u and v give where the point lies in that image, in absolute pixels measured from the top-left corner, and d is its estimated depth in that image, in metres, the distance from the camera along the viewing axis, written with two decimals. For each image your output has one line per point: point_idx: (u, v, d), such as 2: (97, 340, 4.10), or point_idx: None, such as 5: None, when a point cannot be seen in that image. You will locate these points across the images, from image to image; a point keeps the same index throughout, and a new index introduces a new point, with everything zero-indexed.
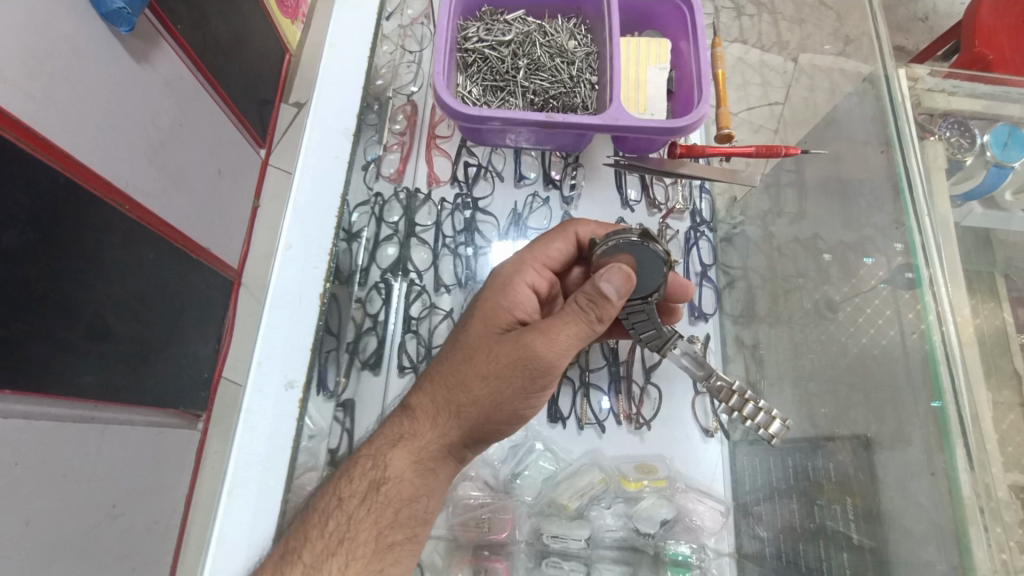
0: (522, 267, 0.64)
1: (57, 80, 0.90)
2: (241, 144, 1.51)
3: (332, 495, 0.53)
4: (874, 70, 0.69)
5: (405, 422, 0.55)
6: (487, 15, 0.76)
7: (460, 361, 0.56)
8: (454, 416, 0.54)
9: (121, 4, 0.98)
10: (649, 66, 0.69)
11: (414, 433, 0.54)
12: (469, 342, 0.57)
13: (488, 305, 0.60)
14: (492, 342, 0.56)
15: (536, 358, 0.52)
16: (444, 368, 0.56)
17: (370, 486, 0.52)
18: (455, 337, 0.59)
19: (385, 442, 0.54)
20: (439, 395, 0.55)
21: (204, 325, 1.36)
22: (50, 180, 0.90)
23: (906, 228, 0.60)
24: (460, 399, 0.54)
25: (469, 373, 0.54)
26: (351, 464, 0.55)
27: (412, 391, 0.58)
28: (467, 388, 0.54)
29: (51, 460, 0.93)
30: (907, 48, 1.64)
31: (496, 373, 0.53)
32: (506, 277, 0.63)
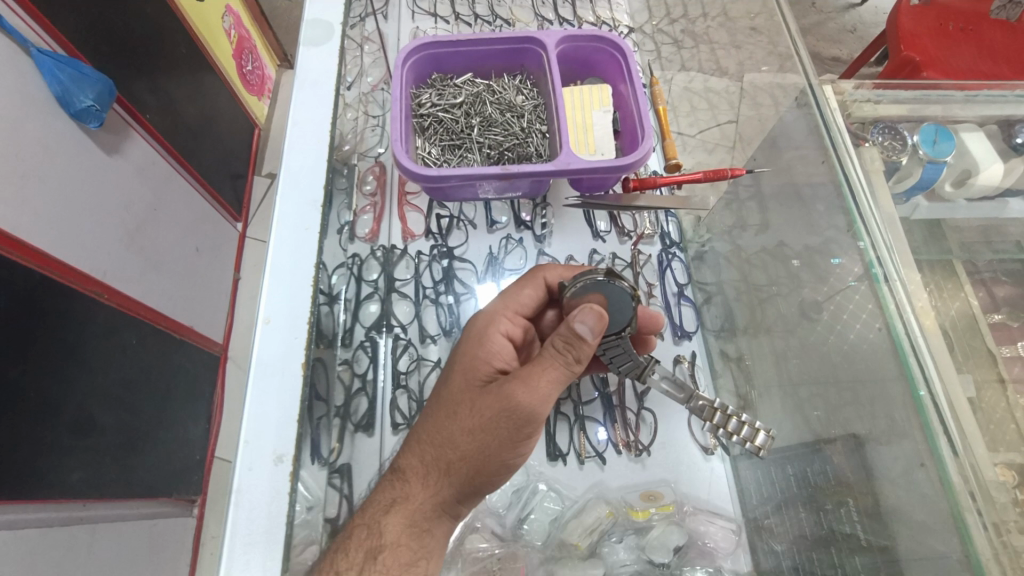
0: (496, 316, 0.65)
1: (31, 181, 0.92)
2: (217, 219, 1.53)
3: (328, 570, 0.53)
4: (802, 87, 0.76)
5: (396, 485, 0.55)
6: (437, 82, 0.80)
7: (445, 418, 0.56)
8: (444, 474, 0.54)
9: (89, 102, 1.02)
10: (593, 110, 0.73)
11: (407, 496, 0.54)
12: (451, 397, 0.58)
13: (466, 358, 0.61)
14: (473, 395, 0.56)
15: (519, 407, 0.53)
16: (429, 427, 0.56)
17: (367, 555, 0.52)
18: (436, 393, 0.60)
19: (378, 509, 0.55)
20: (427, 454, 0.55)
21: (193, 404, 1.33)
22: (27, 279, 0.90)
23: (856, 231, 0.64)
24: (449, 457, 0.54)
25: (454, 430, 0.55)
26: (346, 535, 0.55)
27: (400, 453, 0.58)
28: (454, 444, 0.54)
29: (41, 568, 0.89)
30: (842, 58, 1.75)
31: (482, 427, 0.54)
32: (481, 327, 0.64)
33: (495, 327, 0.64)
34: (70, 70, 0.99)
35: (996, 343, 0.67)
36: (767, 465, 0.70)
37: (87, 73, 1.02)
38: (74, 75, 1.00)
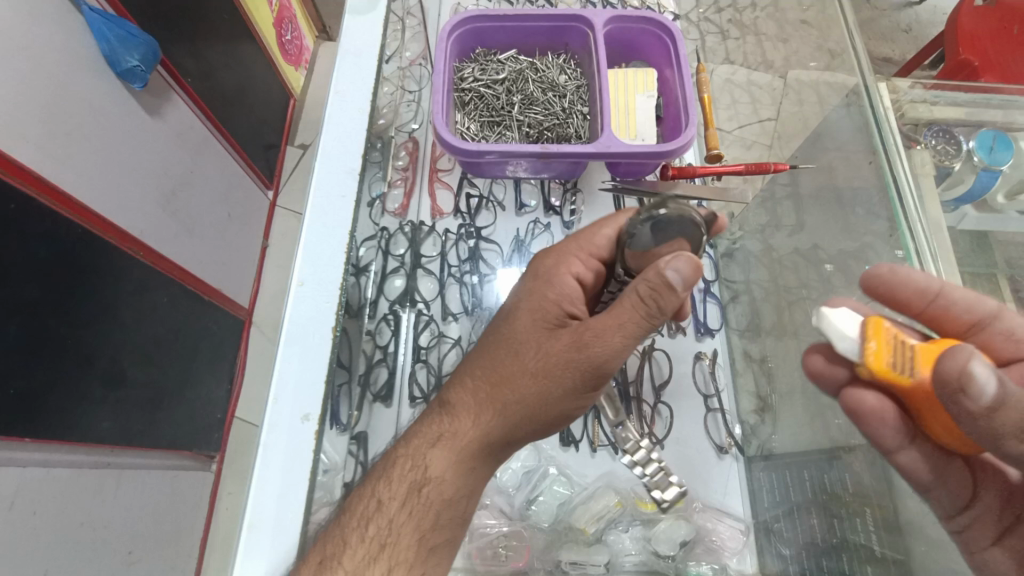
0: (567, 247, 0.58)
1: (75, 137, 0.95)
2: (249, 186, 1.56)
3: (370, 497, 0.51)
4: (857, 84, 0.72)
5: (444, 418, 0.53)
6: (481, 56, 0.79)
7: (510, 355, 0.53)
8: (501, 412, 0.51)
9: (135, 62, 1.04)
10: (636, 94, 0.71)
11: (457, 431, 0.52)
12: (514, 337, 0.53)
13: (532, 292, 0.56)
14: (542, 335, 0.52)
15: (591, 352, 0.49)
16: (488, 364, 0.53)
17: (410, 487, 0.50)
18: (499, 328, 0.55)
19: (422, 442, 0.52)
20: (481, 391, 0.53)
21: (217, 364, 1.38)
22: (68, 232, 0.94)
23: (899, 236, 0.62)
24: (507, 395, 0.51)
25: (518, 369, 0.51)
26: (387, 465, 0.53)
27: (450, 387, 0.55)
28: (513, 385, 0.51)
29: (70, 507, 0.94)
30: (894, 58, 1.68)
31: (547, 372, 0.50)
32: (550, 261, 0.58)
33: (564, 257, 0.57)
34: (118, 31, 1.01)
35: None
36: (781, 469, 0.70)
37: (134, 34, 1.04)
38: (121, 35, 1.02)
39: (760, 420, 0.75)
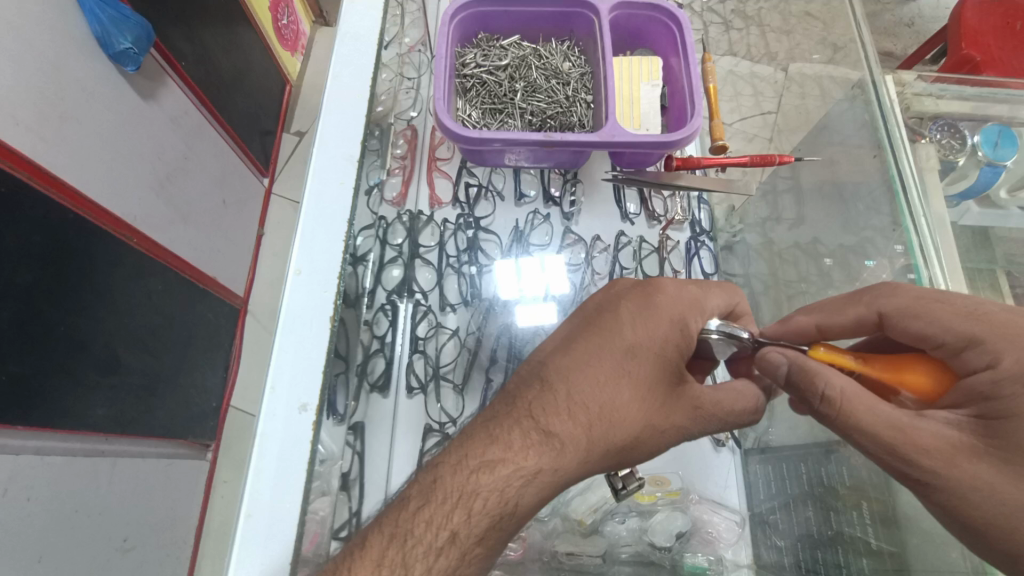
0: (694, 288, 0.53)
1: (67, 120, 0.93)
2: (244, 172, 1.54)
3: (440, 528, 0.42)
4: (862, 76, 0.71)
5: (546, 448, 0.45)
6: (484, 41, 0.78)
7: (630, 397, 0.48)
8: (606, 456, 0.48)
9: (128, 44, 1.01)
10: (641, 83, 0.70)
11: (558, 466, 0.45)
12: (640, 379, 0.49)
13: (660, 328, 0.50)
14: (663, 386, 0.50)
15: (700, 421, 0.52)
16: (608, 402, 0.48)
17: (494, 521, 0.43)
18: (623, 362, 0.49)
19: (518, 472, 0.43)
20: (594, 426, 0.47)
21: (212, 353, 1.37)
22: (61, 217, 0.92)
23: (903, 229, 0.61)
24: (618, 441, 0.48)
25: (634, 415, 0.48)
26: (468, 496, 0.42)
27: (547, 407, 0.46)
28: (627, 431, 0.48)
29: (65, 494, 0.94)
30: (895, 52, 1.67)
31: (660, 427, 0.50)
32: (677, 297, 0.52)
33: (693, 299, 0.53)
34: (111, 11, 0.99)
35: None
36: (778, 461, 0.70)
37: (128, 15, 1.01)
38: (114, 16, 0.99)
39: None
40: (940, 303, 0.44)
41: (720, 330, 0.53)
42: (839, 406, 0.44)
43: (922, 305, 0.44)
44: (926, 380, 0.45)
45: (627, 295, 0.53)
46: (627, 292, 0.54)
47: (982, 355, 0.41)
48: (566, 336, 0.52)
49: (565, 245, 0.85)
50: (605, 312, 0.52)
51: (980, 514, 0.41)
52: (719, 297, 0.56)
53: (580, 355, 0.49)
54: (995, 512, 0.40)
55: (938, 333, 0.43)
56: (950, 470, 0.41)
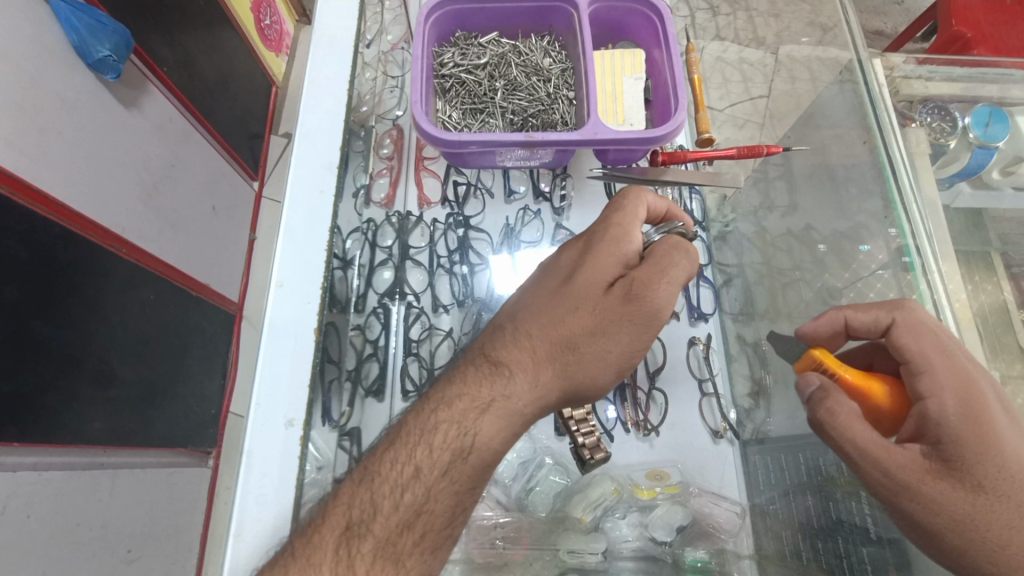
0: (615, 209, 0.56)
1: (47, 132, 0.92)
2: (233, 177, 1.52)
3: (404, 463, 0.46)
4: (850, 60, 0.70)
5: (496, 379, 0.48)
6: (461, 40, 0.77)
7: (570, 313, 0.50)
8: (564, 374, 0.49)
9: (107, 52, 1.00)
10: (624, 77, 0.70)
11: (512, 395, 0.48)
12: (580, 295, 0.51)
13: (587, 253, 0.53)
14: (599, 293, 0.51)
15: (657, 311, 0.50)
16: (550, 326, 0.50)
17: (455, 455, 0.46)
18: (559, 289, 0.52)
19: (471, 406, 0.47)
20: (541, 352, 0.49)
21: (209, 361, 1.36)
22: (47, 232, 0.91)
23: (894, 216, 0.61)
24: (568, 358, 0.49)
25: (574, 327, 0.50)
26: (427, 428, 0.47)
27: (498, 346, 0.51)
28: (577, 349, 0.49)
29: (67, 510, 0.94)
30: (886, 31, 1.66)
31: (610, 332, 0.50)
32: (605, 221, 0.55)
33: (626, 210, 0.55)
34: (87, 19, 0.96)
35: None
36: (777, 452, 0.69)
37: (105, 23, 0.99)
38: (90, 24, 0.97)
39: (754, 405, 0.75)
40: (922, 329, 0.49)
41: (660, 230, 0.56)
42: (837, 418, 0.49)
43: (916, 328, 0.50)
44: (887, 397, 0.51)
45: (566, 242, 0.58)
46: (565, 240, 0.59)
47: (929, 384, 0.48)
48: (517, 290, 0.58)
49: (556, 241, 0.83)
50: (545, 260, 0.57)
51: (940, 523, 0.45)
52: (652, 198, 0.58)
53: (524, 298, 0.54)
54: (949, 521, 0.45)
55: (915, 356, 0.49)
56: (919, 488, 0.45)
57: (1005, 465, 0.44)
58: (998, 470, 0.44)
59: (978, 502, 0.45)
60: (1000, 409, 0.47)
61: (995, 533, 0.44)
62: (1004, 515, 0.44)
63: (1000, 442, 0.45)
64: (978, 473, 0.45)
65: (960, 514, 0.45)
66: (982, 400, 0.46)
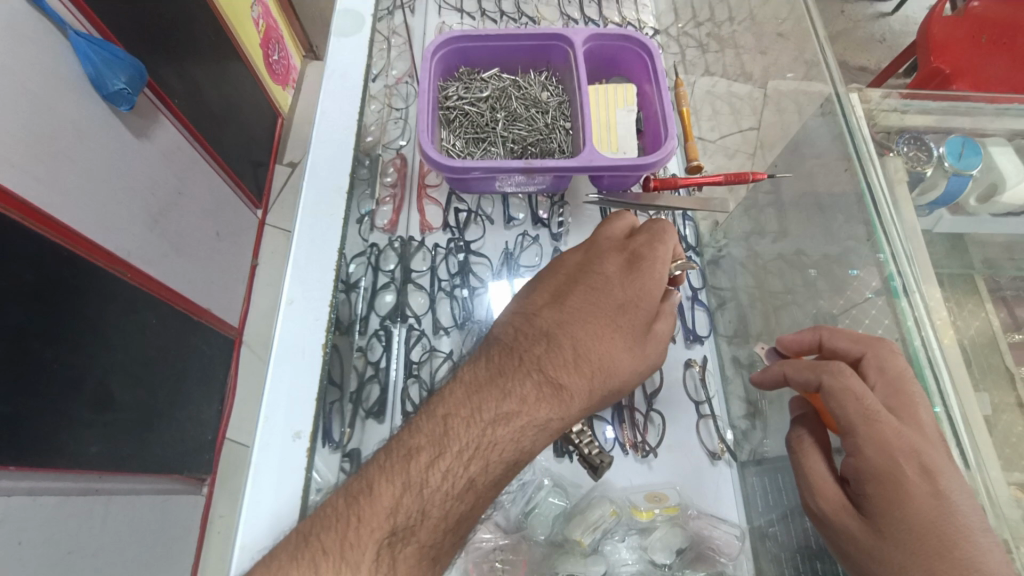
0: (660, 244, 0.59)
1: (60, 159, 0.95)
2: (238, 204, 1.56)
3: (460, 478, 0.47)
4: (829, 94, 0.75)
5: (554, 399, 0.51)
6: (464, 75, 0.81)
7: (623, 345, 0.55)
8: (603, 401, 0.54)
9: (121, 85, 1.04)
10: (617, 109, 0.73)
11: (565, 415, 0.51)
12: (631, 325, 0.56)
13: (646, 283, 0.57)
14: (645, 327, 0.56)
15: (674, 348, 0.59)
16: (604, 352, 0.54)
17: (506, 469, 0.49)
18: (612, 316, 0.56)
19: (528, 424, 0.49)
20: (594, 376, 0.53)
21: (207, 386, 1.36)
22: (54, 255, 0.93)
23: (876, 239, 0.64)
24: (613, 387, 0.54)
25: (624, 358, 0.54)
26: (488, 443, 0.48)
27: (554, 365, 0.52)
28: (622, 377, 0.54)
29: (58, 536, 0.92)
30: (869, 67, 1.73)
31: (649, 363, 0.56)
32: (656, 249, 0.59)
33: (668, 246, 0.60)
34: (104, 53, 1.01)
35: (1017, 362, 0.68)
36: (772, 471, 0.68)
37: (120, 57, 1.04)
38: (107, 58, 1.02)
39: (750, 425, 0.75)
40: (843, 393, 0.49)
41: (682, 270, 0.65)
42: (796, 448, 0.55)
43: (837, 395, 0.49)
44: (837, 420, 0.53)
45: (609, 256, 0.60)
46: (609, 253, 0.60)
47: (850, 444, 0.48)
48: (557, 296, 0.58)
49: None
50: (594, 273, 0.59)
51: (851, 551, 0.48)
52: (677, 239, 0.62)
53: (576, 315, 0.56)
54: (855, 551, 0.48)
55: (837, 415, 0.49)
56: (829, 516, 0.50)
57: (909, 518, 0.45)
58: (901, 523, 0.45)
59: (880, 545, 0.46)
60: (920, 473, 0.46)
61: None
62: (906, 565, 0.45)
63: (905, 500, 0.46)
64: (882, 521, 0.46)
65: (861, 550, 0.47)
66: (892, 462, 0.46)
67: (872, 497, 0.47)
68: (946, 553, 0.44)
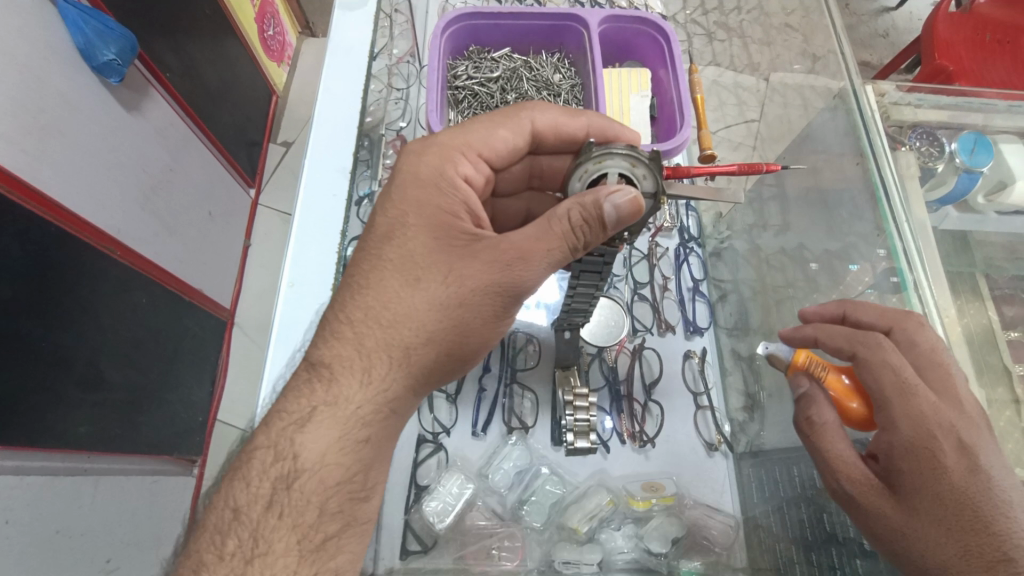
0: (449, 161, 0.55)
1: (48, 132, 0.92)
2: (230, 183, 1.53)
3: (229, 505, 0.44)
4: (843, 86, 0.73)
5: (318, 380, 0.47)
6: (474, 54, 0.79)
7: (402, 295, 0.49)
8: (404, 358, 0.48)
9: (112, 56, 1.01)
10: (631, 94, 0.72)
11: (340, 393, 0.46)
12: (413, 269, 0.50)
13: (424, 220, 0.52)
14: (435, 265, 0.50)
15: (510, 273, 0.49)
16: (381, 309, 0.48)
17: (281, 478, 0.44)
18: (384, 268, 0.50)
19: (291, 423, 0.45)
20: (375, 338, 0.48)
21: (198, 367, 1.34)
22: (42, 231, 0.90)
23: (887, 234, 0.63)
24: (406, 339, 0.48)
25: (409, 307, 0.48)
26: (244, 462, 0.45)
27: (316, 345, 0.49)
28: (416, 324, 0.48)
29: (45, 517, 0.91)
30: (872, 62, 1.72)
31: (462, 301, 0.49)
32: (442, 175, 0.54)
33: (466, 149, 0.56)
34: (95, 23, 0.98)
35: (1014, 360, 0.69)
36: (770, 464, 0.69)
37: (112, 28, 1.01)
38: (98, 29, 0.99)
39: (748, 418, 0.75)
40: (883, 367, 0.50)
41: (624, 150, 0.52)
42: (813, 429, 0.56)
43: (874, 366, 0.51)
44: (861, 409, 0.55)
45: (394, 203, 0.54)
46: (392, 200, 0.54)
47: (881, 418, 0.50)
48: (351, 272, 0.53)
49: None
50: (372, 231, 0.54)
51: (881, 527, 0.49)
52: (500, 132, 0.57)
53: (348, 280, 0.51)
54: (884, 528, 0.49)
55: (873, 386, 0.51)
56: (859, 496, 0.50)
57: (942, 490, 0.46)
58: (932, 495, 0.46)
59: (910, 518, 0.47)
60: (956, 446, 0.47)
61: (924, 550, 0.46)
62: (939, 536, 0.46)
63: (941, 472, 0.46)
64: (912, 495, 0.47)
65: (889, 525, 0.48)
66: (926, 434, 0.47)
67: (907, 473, 0.48)
68: (981, 524, 0.45)
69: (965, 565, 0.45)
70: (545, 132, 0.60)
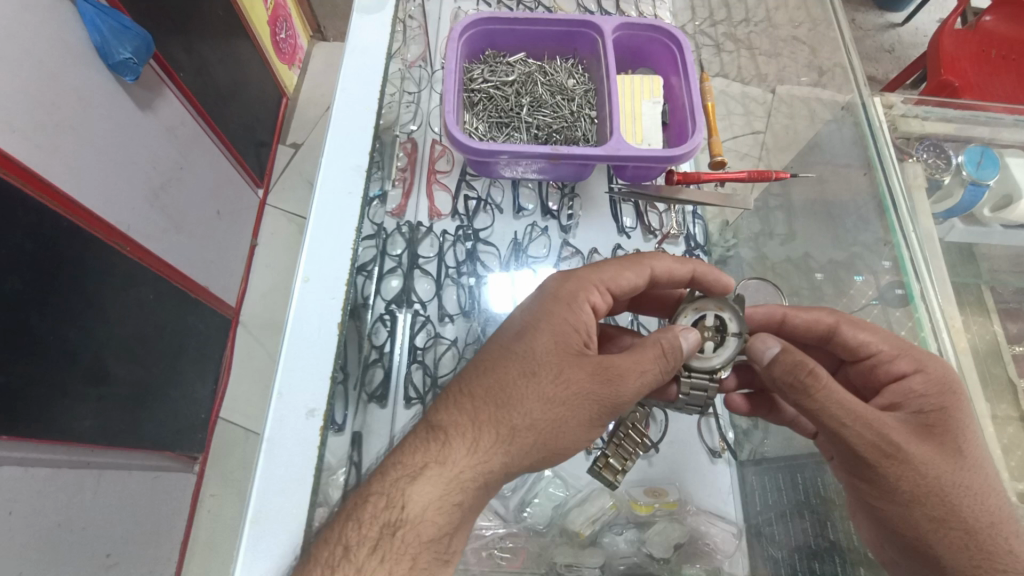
0: (575, 281, 0.59)
1: (63, 128, 0.93)
2: (238, 183, 1.54)
3: (336, 543, 0.47)
4: (851, 99, 0.75)
5: (433, 442, 0.50)
6: (490, 58, 0.81)
7: (521, 378, 0.52)
8: (508, 441, 0.50)
9: (128, 54, 1.02)
10: (643, 100, 0.73)
11: (451, 459, 0.49)
12: (533, 356, 0.53)
13: (550, 317, 0.56)
14: (553, 358, 0.53)
15: (614, 389, 0.52)
16: (498, 387, 0.52)
17: (385, 529, 0.47)
18: (512, 349, 0.54)
19: (403, 475, 0.49)
20: (485, 414, 0.51)
21: (202, 365, 1.35)
22: (54, 226, 0.91)
23: (894, 245, 0.64)
24: (515, 421, 0.50)
25: (524, 393, 0.51)
26: (358, 505, 0.49)
27: (437, 409, 0.53)
28: (527, 412, 0.51)
29: (48, 509, 0.92)
30: (878, 76, 1.74)
31: (568, 403, 0.51)
32: (577, 283, 0.59)
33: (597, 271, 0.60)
34: (112, 22, 0.99)
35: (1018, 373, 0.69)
36: (774, 472, 0.70)
37: (127, 26, 1.02)
38: (115, 27, 1.00)
39: (752, 425, 0.77)
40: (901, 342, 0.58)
41: (716, 313, 0.60)
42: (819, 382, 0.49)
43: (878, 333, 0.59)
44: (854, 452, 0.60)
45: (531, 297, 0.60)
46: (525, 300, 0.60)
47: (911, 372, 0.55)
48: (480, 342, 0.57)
49: (562, 258, 0.85)
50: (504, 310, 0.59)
51: (924, 484, 0.48)
52: (631, 275, 0.61)
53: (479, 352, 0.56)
54: (927, 485, 0.48)
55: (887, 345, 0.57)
56: (909, 452, 0.48)
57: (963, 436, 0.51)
58: (960, 436, 0.51)
59: (947, 468, 0.49)
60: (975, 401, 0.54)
61: (960, 500, 0.48)
62: (968, 479, 0.49)
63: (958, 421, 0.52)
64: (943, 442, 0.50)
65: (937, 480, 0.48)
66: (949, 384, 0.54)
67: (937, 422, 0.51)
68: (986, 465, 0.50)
69: (995, 508, 0.49)
70: (659, 277, 0.64)
